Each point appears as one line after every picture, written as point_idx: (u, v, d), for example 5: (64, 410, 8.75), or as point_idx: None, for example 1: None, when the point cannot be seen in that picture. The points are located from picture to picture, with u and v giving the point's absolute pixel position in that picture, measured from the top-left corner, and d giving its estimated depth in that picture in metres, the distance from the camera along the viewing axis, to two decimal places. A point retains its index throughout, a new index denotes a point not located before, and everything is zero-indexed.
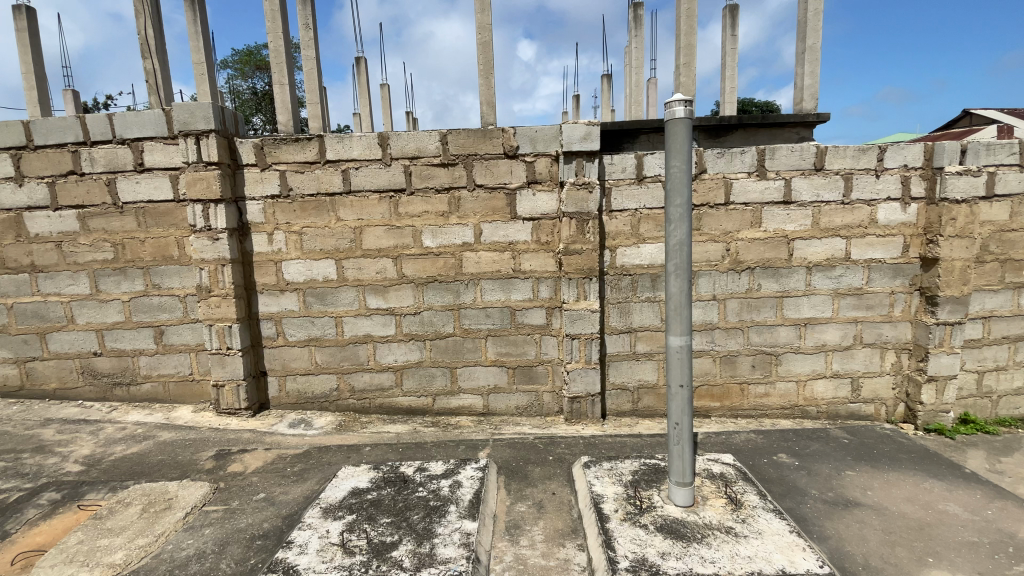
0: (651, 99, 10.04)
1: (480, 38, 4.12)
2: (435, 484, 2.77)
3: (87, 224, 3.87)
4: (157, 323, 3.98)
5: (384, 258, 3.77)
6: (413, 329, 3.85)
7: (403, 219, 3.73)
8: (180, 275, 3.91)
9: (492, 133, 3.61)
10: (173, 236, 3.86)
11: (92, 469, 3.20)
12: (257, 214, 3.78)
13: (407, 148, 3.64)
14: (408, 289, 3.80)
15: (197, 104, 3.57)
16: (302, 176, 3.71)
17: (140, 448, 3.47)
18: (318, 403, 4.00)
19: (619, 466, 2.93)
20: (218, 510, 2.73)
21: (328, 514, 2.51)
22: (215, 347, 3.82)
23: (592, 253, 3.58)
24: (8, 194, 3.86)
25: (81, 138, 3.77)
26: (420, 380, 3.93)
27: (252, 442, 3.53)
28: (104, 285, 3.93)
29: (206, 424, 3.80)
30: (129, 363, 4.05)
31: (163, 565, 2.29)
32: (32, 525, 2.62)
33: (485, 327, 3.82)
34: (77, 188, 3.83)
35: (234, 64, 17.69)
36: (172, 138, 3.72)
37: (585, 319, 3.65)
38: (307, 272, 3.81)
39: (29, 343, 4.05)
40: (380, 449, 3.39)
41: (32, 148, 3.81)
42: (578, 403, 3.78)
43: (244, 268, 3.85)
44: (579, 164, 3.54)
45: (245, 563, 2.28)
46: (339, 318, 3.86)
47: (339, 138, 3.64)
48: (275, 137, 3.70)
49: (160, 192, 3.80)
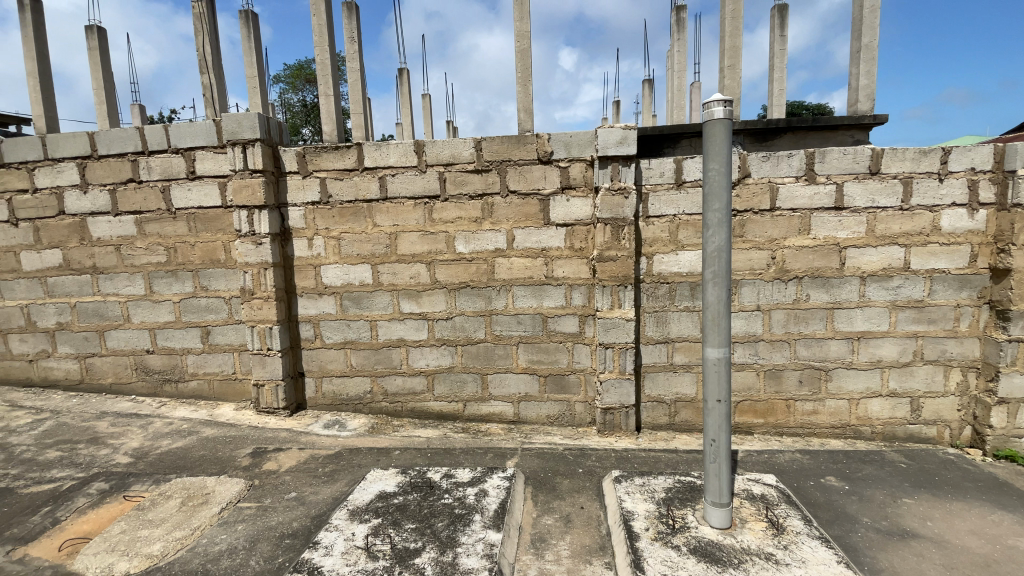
0: (695, 103, 9.78)
1: (517, 46, 4.13)
2: (461, 491, 2.73)
3: (143, 228, 4.10)
4: (204, 324, 4.16)
5: (418, 263, 3.80)
6: (445, 335, 3.86)
7: (437, 225, 3.75)
8: (226, 277, 4.08)
9: (527, 138, 3.58)
10: (220, 240, 4.04)
11: (140, 461, 3.36)
12: (298, 219, 3.90)
13: (442, 155, 3.67)
14: (440, 294, 3.81)
15: (245, 114, 3.72)
16: (341, 183, 3.80)
17: (184, 442, 3.62)
18: (353, 404, 4.07)
19: (652, 482, 2.81)
20: (251, 507, 2.79)
21: (354, 517, 2.52)
22: (256, 347, 3.94)
23: (627, 260, 3.48)
24: (74, 200, 4.14)
25: (140, 148, 4.00)
26: (451, 386, 3.92)
27: (287, 441, 3.61)
28: (158, 286, 4.15)
29: (247, 422, 3.92)
30: (178, 360, 4.25)
31: (197, 558, 2.36)
32: (81, 512, 2.77)
33: (517, 333, 3.78)
34: (135, 195, 4.07)
35: (286, 78, 18.58)
36: (222, 148, 3.89)
37: (620, 328, 3.55)
38: (344, 276, 3.89)
39: (90, 340, 4.32)
40: (409, 453, 3.40)
41: (96, 157, 4.07)
42: (611, 414, 3.66)
43: (285, 272, 3.97)
44: (615, 168, 3.45)
45: (273, 562, 2.31)
46: (373, 322, 3.91)
47: (376, 145, 3.71)
48: (317, 145, 3.81)
49: (210, 199, 3.99)
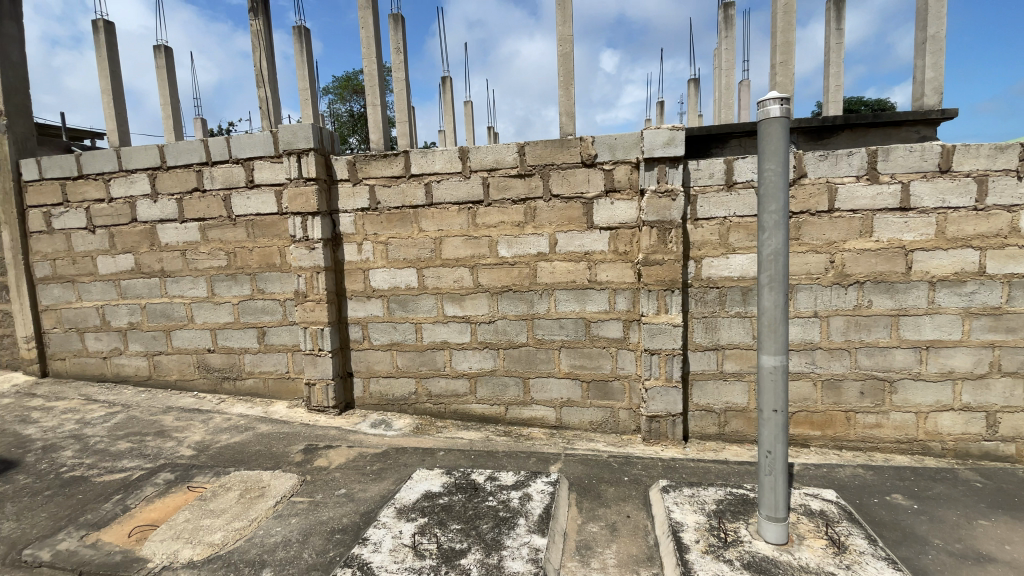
0: (743, 102, 9.48)
1: (560, 50, 4.14)
2: (505, 494, 2.74)
3: (207, 234, 4.35)
4: (261, 324, 4.37)
5: (461, 267, 3.85)
6: (487, 338, 3.88)
7: (481, 229, 3.79)
8: (281, 280, 4.27)
9: (570, 142, 3.57)
10: (276, 245, 4.23)
11: (201, 454, 3.56)
12: (348, 225, 4.04)
13: (486, 160, 3.70)
14: (483, 297, 3.84)
15: (300, 125, 3.89)
16: (389, 190, 3.91)
17: (241, 438, 3.81)
18: (398, 405, 4.16)
19: (702, 493, 2.72)
20: (304, 501, 2.90)
21: (401, 515, 2.56)
22: (308, 347, 4.10)
23: (674, 264, 3.40)
24: (146, 209, 4.44)
25: (204, 159, 4.25)
26: (493, 389, 3.94)
27: (337, 439, 3.73)
28: (219, 289, 4.39)
29: (299, 419, 4.08)
30: (236, 359, 4.48)
31: (254, 548, 2.47)
32: (149, 501, 2.95)
33: (559, 338, 3.76)
34: (199, 204, 4.32)
35: (335, 89, 19.33)
36: (279, 157, 4.08)
37: (666, 334, 3.47)
38: (391, 279, 4.00)
39: (157, 339, 4.61)
40: (453, 454, 3.44)
41: (164, 168, 4.36)
42: (657, 422, 3.58)
43: (336, 275, 4.11)
44: (662, 170, 3.38)
45: (325, 555, 2.39)
46: (418, 324, 3.99)
47: (422, 153, 3.79)
48: (366, 153, 3.94)
49: (267, 206, 4.19)
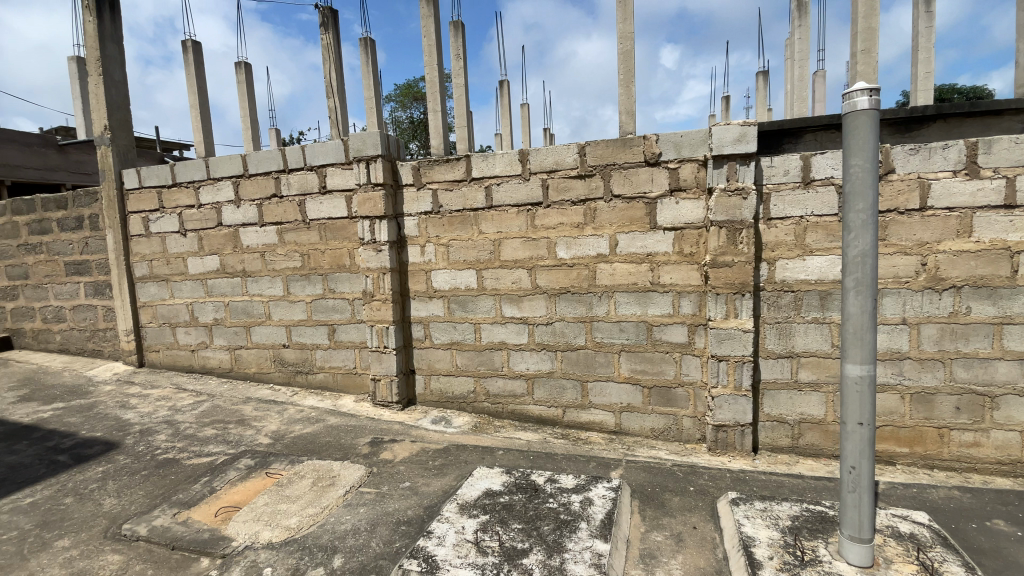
0: (818, 94, 8.91)
1: (621, 48, 4.07)
2: (566, 497, 2.73)
3: (283, 237, 4.65)
4: (331, 322, 4.60)
5: (520, 269, 3.87)
6: (545, 339, 3.88)
7: (540, 231, 3.80)
8: (350, 281, 4.48)
9: (633, 141, 3.51)
10: (346, 248, 4.45)
11: (278, 443, 3.80)
12: (412, 228, 4.18)
13: (546, 161, 3.70)
14: (542, 299, 3.85)
15: (368, 132, 4.07)
16: (450, 193, 4.01)
17: (313, 429, 4.03)
18: (457, 403, 4.24)
19: (775, 508, 2.58)
20: (371, 492, 3.02)
21: (464, 511, 2.62)
22: (374, 345, 4.27)
23: (745, 266, 3.26)
24: (230, 213, 4.80)
25: (281, 167, 4.54)
26: (551, 391, 3.93)
27: (400, 433, 3.87)
28: (294, 288, 4.67)
29: (364, 413, 4.26)
30: (308, 354, 4.74)
31: (327, 534, 2.61)
32: (233, 484, 3.19)
33: (619, 341, 3.70)
34: (277, 208, 4.62)
35: (396, 97, 20.05)
36: (349, 164, 4.29)
37: (735, 339, 3.33)
38: (452, 280, 4.09)
39: (239, 334, 4.97)
40: (513, 454, 3.46)
41: (247, 176, 4.69)
42: (724, 432, 3.44)
43: (400, 276, 4.26)
44: (731, 167, 3.25)
45: (392, 545, 2.48)
46: (477, 325, 4.06)
47: (483, 156, 3.85)
48: (429, 158, 4.06)
49: (338, 210, 4.42)
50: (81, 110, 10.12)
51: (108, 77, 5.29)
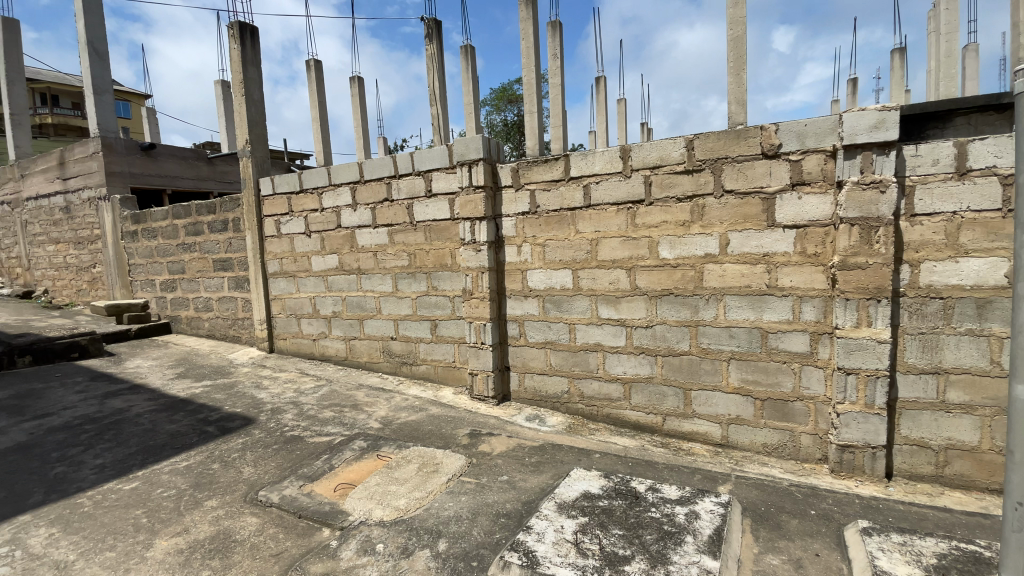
0: (971, 70, 7.70)
1: (731, 34, 3.83)
2: (669, 508, 2.62)
3: (393, 238, 4.98)
4: (433, 318, 4.85)
5: (619, 269, 3.79)
6: (644, 343, 3.76)
7: (641, 230, 3.69)
8: (451, 279, 4.69)
9: (748, 133, 3.28)
10: (448, 247, 4.66)
11: (387, 428, 4.09)
12: (511, 228, 4.26)
13: (649, 158, 3.59)
14: (641, 301, 3.73)
15: (471, 137, 4.21)
16: (548, 193, 4.03)
17: (417, 417, 4.28)
18: (551, 402, 4.26)
19: (916, 543, 2.28)
20: (472, 481, 3.14)
21: (562, 511, 2.62)
22: (472, 340, 4.43)
23: (881, 268, 2.91)
24: (348, 216, 5.24)
25: (391, 172, 4.87)
26: (650, 397, 3.80)
27: (497, 428, 3.97)
28: (401, 285, 5.00)
29: (463, 405, 4.44)
30: (412, 347, 5.04)
31: (432, 519, 2.75)
32: (348, 463, 3.49)
33: (728, 348, 3.48)
34: (388, 211, 4.96)
35: (492, 101, 20.61)
36: (452, 168, 4.47)
37: (867, 351, 2.98)
38: (548, 280, 4.12)
39: (353, 326, 5.43)
40: (610, 458, 3.40)
41: (362, 181, 5.09)
42: (850, 453, 3.09)
43: (498, 275, 4.37)
44: (866, 158, 2.92)
45: (492, 536, 2.56)
46: (573, 325, 4.05)
47: (582, 155, 3.82)
48: (528, 159, 4.11)
49: (441, 212, 4.64)
50: (225, 127, 11.63)
51: (248, 97, 6.02)
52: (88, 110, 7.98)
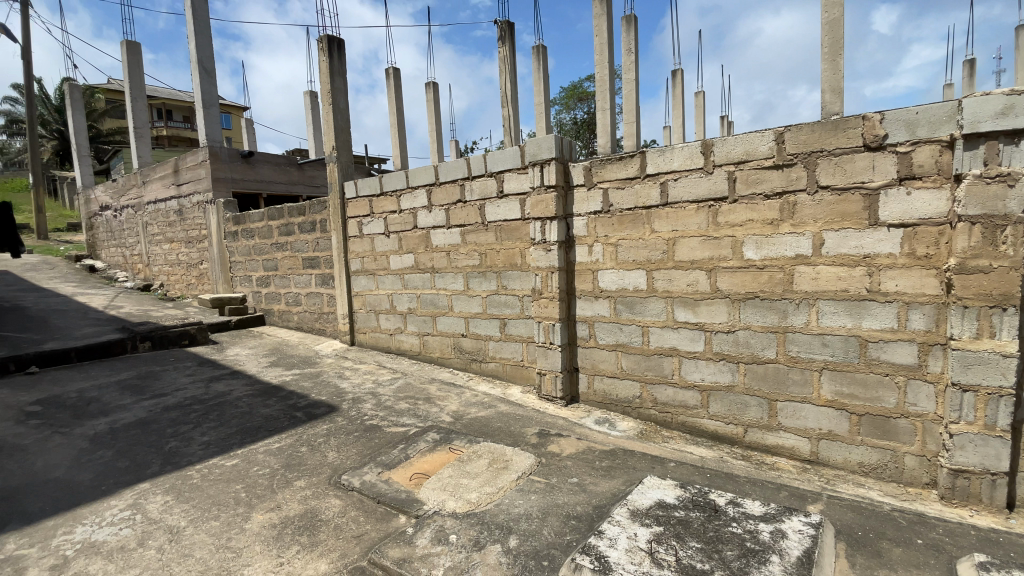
0: None
1: (826, 17, 3.56)
2: (752, 525, 2.48)
3: (466, 238, 5.10)
4: (503, 316, 4.91)
5: (698, 270, 3.63)
6: (725, 349, 3.58)
7: (723, 229, 3.51)
8: (521, 279, 4.72)
9: (847, 123, 3.02)
10: (518, 247, 4.70)
11: (458, 422, 4.21)
12: (582, 228, 4.22)
13: (734, 152, 3.41)
14: (722, 304, 3.55)
15: (543, 137, 4.21)
16: (623, 192, 3.94)
17: (486, 413, 4.36)
18: (622, 407, 4.17)
19: None
20: (541, 481, 3.14)
21: (636, 518, 2.56)
22: (541, 340, 4.43)
23: (1009, 272, 2.57)
24: (424, 217, 5.44)
25: (465, 174, 4.98)
26: (730, 406, 3.61)
27: (566, 429, 3.96)
28: (472, 284, 5.11)
29: (531, 405, 4.46)
30: (482, 345, 5.14)
31: (502, 515, 2.79)
32: (422, 454, 3.62)
33: (819, 357, 3.23)
34: (461, 212, 5.09)
35: (562, 99, 20.55)
36: (524, 168, 4.50)
37: (989, 365, 2.65)
38: (620, 281, 4.03)
39: (427, 322, 5.63)
40: (685, 468, 3.27)
41: (437, 183, 5.26)
42: (965, 478, 2.76)
43: (568, 275, 4.34)
44: (991, 148, 2.59)
45: (563, 537, 2.55)
46: (646, 328, 3.94)
47: (660, 151, 3.71)
48: (602, 158, 4.05)
49: (512, 212, 4.68)
50: (314, 135, 12.50)
51: (335, 105, 6.42)
52: (198, 123, 8.88)
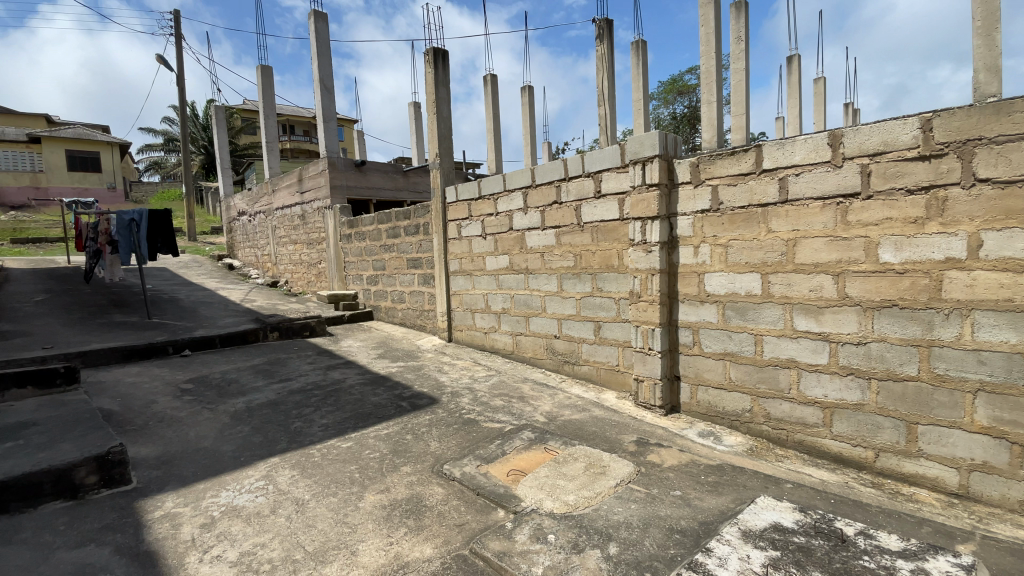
0: None
1: None
2: (888, 560, 2.20)
3: (561, 239, 5.10)
4: (598, 319, 4.84)
5: (821, 274, 3.31)
6: (852, 363, 3.22)
7: (853, 229, 3.16)
8: (618, 281, 4.62)
9: (1014, 105, 2.59)
10: (616, 248, 4.60)
11: (552, 423, 4.22)
12: (687, 228, 4.03)
13: (868, 143, 3.06)
14: (851, 313, 3.20)
15: (646, 134, 4.08)
16: (734, 189, 3.71)
17: (581, 416, 4.33)
18: (728, 420, 3.92)
19: None
20: (641, 491, 3.05)
21: (748, 539, 2.39)
22: (639, 345, 4.30)
23: None
24: (520, 219, 5.53)
25: (562, 175, 4.98)
26: (858, 426, 3.24)
27: (665, 439, 3.81)
28: (566, 285, 5.10)
29: (627, 411, 4.35)
30: (576, 347, 5.10)
31: (601, 520, 2.74)
32: (519, 451, 3.69)
33: (973, 377, 2.79)
34: (557, 213, 5.10)
35: (660, 95, 19.83)
36: (624, 167, 4.39)
37: None
38: (730, 284, 3.79)
39: (521, 322, 5.73)
40: (804, 491, 2.98)
41: (534, 185, 5.32)
42: None
43: (670, 278, 4.17)
44: None
45: (667, 551, 2.45)
46: (759, 336, 3.66)
47: (779, 144, 3.44)
48: (711, 153, 3.84)
49: (610, 213, 4.59)
50: (417, 142, 13.29)
51: (439, 114, 6.75)
52: (319, 137, 9.81)
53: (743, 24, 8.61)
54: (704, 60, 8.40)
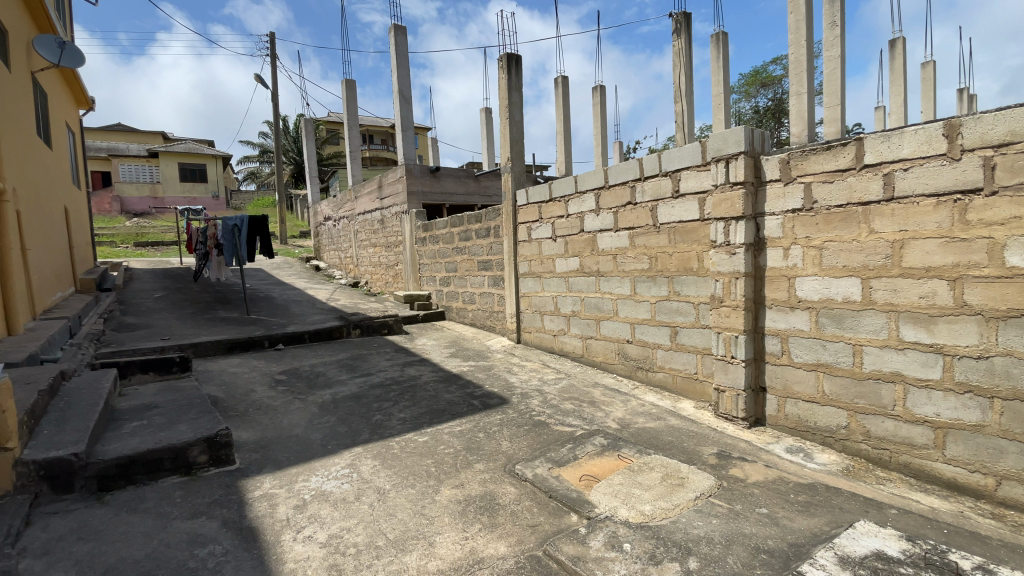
0: None
1: None
2: None
3: (635, 241, 4.99)
4: (675, 324, 4.68)
5: (934, 279, 2.98)
6: (971, 380, 2.88)
7: (973, 229, 2.83)
8: (697, 284, 4.44)
9: None
10: (694, 250, 4.43)
11: (624, 430, 4.14)
12: (776, 228, 3.79)
13: (993, 133, 2.72)
14: (971, 323, 2.86)
15: (730, 130, 3.90)
16: (830, 186, 3.44)
17: (655, 424, 4.21)
18: (821, 436, 3.64)
19: None
20: (723, 505, 2.91)
21: (846, 566, 2.25)
22: (720, 353, 4.11)
23: None
24: (592, 221, 5.47)
25: (637, 175, 4.87)
26: (977, 451, 2.88)
27: (749, 453, 3.60)
28: (640, 289, 4.98)
29: (706, 422, 4.16)
30: (650, 352, 4.96)
31: (680, 533, 2.65)
32: (591, 456, 3.65)
33: None
34: (631, 214, 5.00)
35: (741, 88, 18.81)
36: (704, 166, 4.21)
37: None
38: (824, 290, 3.52)
39: (591, 326, 5.67)
40: (911, 519, 2.70)
41: (607, 186, 5.24)
42: None
43: (755, 282, 3.95)
44: None
45: (752, 570, 2.33)
46: (858, 346, 3.37)
47: (884, 136, 3.15)
48: (803, 149, 3.59)
49: (690, 213, 4.42)
50: (489, 147, 13.57)
51: (512, 118, 6.85)
52: (398, 144, 10.29)
53: (838, 8, 7.96)
54: (793, 49, 7.87)
